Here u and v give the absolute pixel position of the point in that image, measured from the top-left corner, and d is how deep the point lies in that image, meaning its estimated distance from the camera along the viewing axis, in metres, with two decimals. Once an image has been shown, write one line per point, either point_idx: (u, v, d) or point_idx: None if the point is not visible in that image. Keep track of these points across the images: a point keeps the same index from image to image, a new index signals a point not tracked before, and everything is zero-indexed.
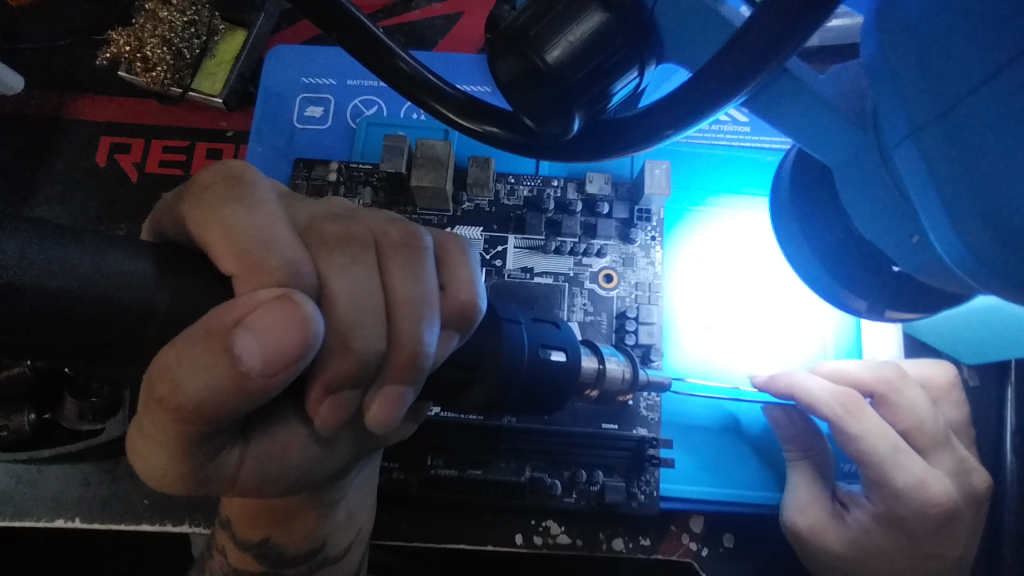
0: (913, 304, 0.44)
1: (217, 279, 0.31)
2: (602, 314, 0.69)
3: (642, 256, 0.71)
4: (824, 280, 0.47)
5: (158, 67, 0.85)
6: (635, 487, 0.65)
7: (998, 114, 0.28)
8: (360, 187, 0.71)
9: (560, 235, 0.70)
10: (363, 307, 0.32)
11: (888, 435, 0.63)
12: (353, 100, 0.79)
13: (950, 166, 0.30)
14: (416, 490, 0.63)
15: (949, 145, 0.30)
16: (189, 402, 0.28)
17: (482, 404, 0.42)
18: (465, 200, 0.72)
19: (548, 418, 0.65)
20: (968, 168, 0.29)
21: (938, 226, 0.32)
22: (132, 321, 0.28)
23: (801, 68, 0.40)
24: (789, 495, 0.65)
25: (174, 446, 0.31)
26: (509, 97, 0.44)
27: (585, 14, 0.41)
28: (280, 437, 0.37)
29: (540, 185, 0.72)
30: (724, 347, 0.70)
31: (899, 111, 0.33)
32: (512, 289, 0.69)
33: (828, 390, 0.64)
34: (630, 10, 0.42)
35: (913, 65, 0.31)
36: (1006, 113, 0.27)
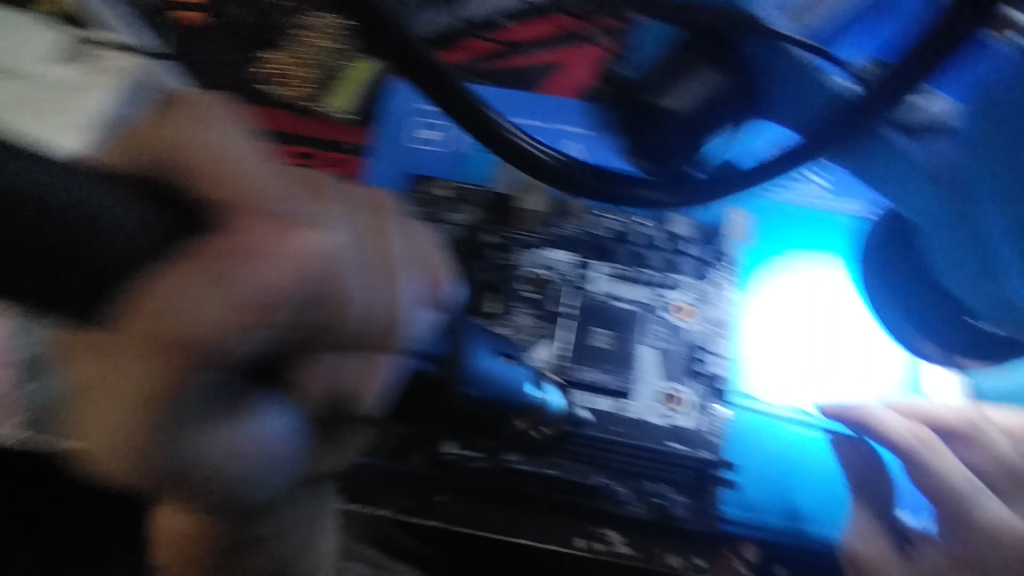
0: (987, 353, 0.61)
1: (189, 202, 0.29)
2: (674, 343, 0.75)
3: (716, 294, 0.77)
4: (906, 328, 0.67)
5: (299, 85, 0.91)
6: (699, 504, 0.69)
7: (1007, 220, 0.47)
8: (461, 205, 0.78)
9: (643, 268, 0.77)
10: (357, 259, 0.34)
11: (965, 473, 0.66)
12: (464, 133, 0.88)
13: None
14: (490, 480, 0.70)
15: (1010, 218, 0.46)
16: (178, 331, 0.26)
17: (164, 455, 0.27)
18: (555, 225, 0.78)
19: (619, 430, 0.72)
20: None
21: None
22: (101, 247, 0.27)
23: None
24: (846, 513, 0.69)
25: (118, 418, 0.27)
26: (634, 130, 0.58)
27: (706, 74, 0.54)
28: (94, 421, 0.27)
29: (626, 220, 0.77)
30: (790, 384, 0.76)
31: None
32: (593, 311, 0.76)
33: (903, 423, 0.70)
34: (745, 74, 0.54)
35: (1006, 156, 0.45)
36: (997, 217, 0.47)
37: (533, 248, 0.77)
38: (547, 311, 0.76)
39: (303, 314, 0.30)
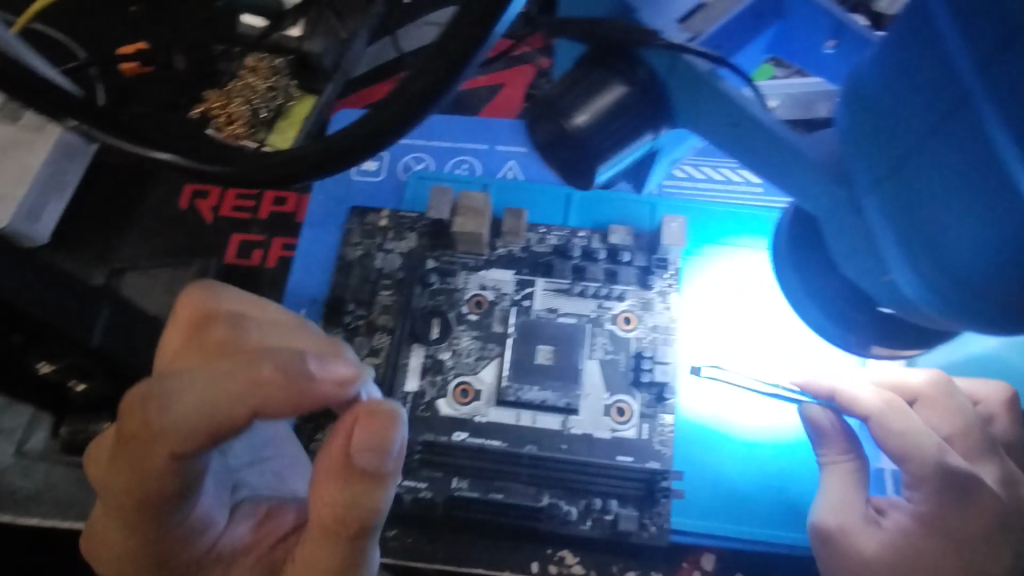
0: (897, 340, 0.48)
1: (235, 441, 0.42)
2: (622, 354, 0.73)
3: (660, 302, 0.75)
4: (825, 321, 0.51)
5: (236, 123, 0.88)
6: (647, 518, 0.67)
7: (942, 165, 0.33)
8: (406, 232, 0.80)
9: (583, 280, 0.76)
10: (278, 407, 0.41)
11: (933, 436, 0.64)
12: (405, 156, 0.87)
13: (904, 218, 0.36)
14: (442, 512, 0.68)
15: (901, 194, 0.36)
16: (166, 423, 0.40)
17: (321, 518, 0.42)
18: (499, 246, 0.79)
19: (567, 446, 0.70)
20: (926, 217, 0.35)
21: (907, 261, 0.36)
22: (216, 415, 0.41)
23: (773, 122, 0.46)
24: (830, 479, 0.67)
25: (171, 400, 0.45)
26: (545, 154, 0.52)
27: (609, 87, 0.49)
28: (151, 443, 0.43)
29: (567, 236, 0.79)
30: (718, 386, 0.73)
31: (865, 167, 0.38)
32: (537, 327, 0.75)
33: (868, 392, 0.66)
34: (648, 87, 0.49)
35: (871, 125, 0.38)
36: (948, 169, 0.32)
37: (478, 270, 0.78)
38: (489, 331, 0.75)
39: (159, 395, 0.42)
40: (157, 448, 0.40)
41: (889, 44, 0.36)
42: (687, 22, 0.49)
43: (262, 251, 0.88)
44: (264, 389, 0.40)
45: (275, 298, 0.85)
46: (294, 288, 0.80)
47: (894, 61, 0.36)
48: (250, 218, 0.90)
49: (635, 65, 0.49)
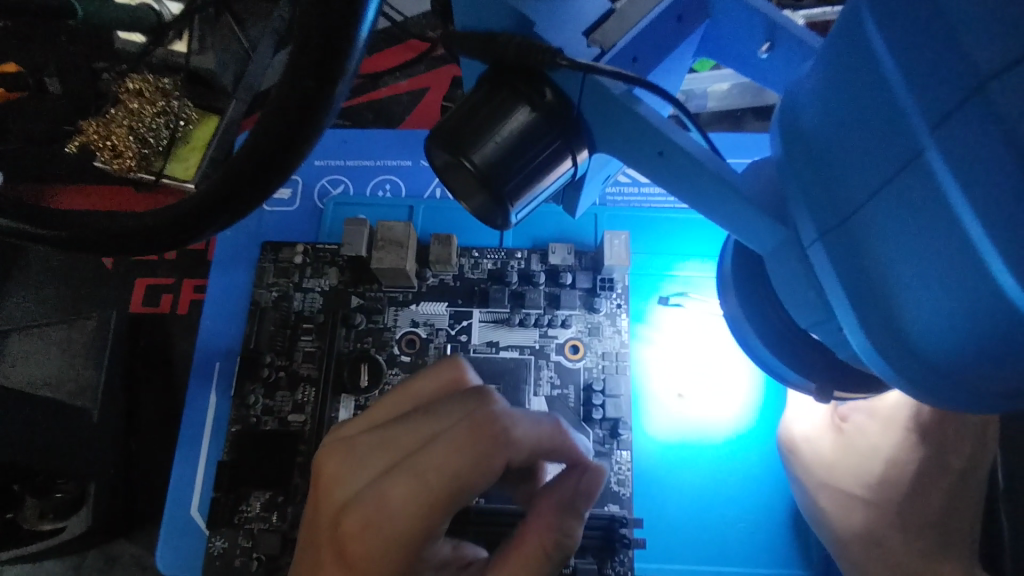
0: (854, 386, 0.41)
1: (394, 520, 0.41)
2: (570, 387, 0.67)
3: (608, 325, 0.69)
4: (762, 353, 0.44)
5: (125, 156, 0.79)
6: (608, 567, 0.61)
7: (898, 217, 0.26)
8: (325, 267, 0.72)
9: (524, 308, 0.69)
10: (453, 475, 0.40)
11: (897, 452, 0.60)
12: (321, 180, 0.78)
13: (853, 277, 0.29)
14: None
15: (848, 252, 0.29)
16: (449, 470, 0.40)
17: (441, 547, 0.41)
18: (429, 276, 0.71)
19: (518, 496, 0.65)
20: (873, 271, 0.28)
21: (853, 322, 0.30)
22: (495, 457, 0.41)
23: (700, 149, 0.40)
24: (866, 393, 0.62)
25: (367, 463, 0.44)
26: (449, 186, 0.46)
27: (511, 114, 0.43)
28: (375, 492, 0.41)
29: (503, 258, 0.72)
30: (690, 417, 0.67)
31: (806, 213, 0.32)
32: (477, 365, 0.68)
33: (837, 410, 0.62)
34: (556, 111, 0.43)
35: (813, 167, 0.31)
36: (907, 217, 0.26)
37: (408, 304, 0.71)
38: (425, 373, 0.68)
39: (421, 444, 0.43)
40: (351, 515, 0.42)
41: (822, 62, 0.30)
42: (595, 33, 0.41)
43: (171, 296, 0.79)
44: (451, 459, 0.40)
45: (189, 349, 0.76)
46: (205, 338, 0.71)
47: (828, 83, 0.29)
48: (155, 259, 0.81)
49: (542, 88, 0.43)
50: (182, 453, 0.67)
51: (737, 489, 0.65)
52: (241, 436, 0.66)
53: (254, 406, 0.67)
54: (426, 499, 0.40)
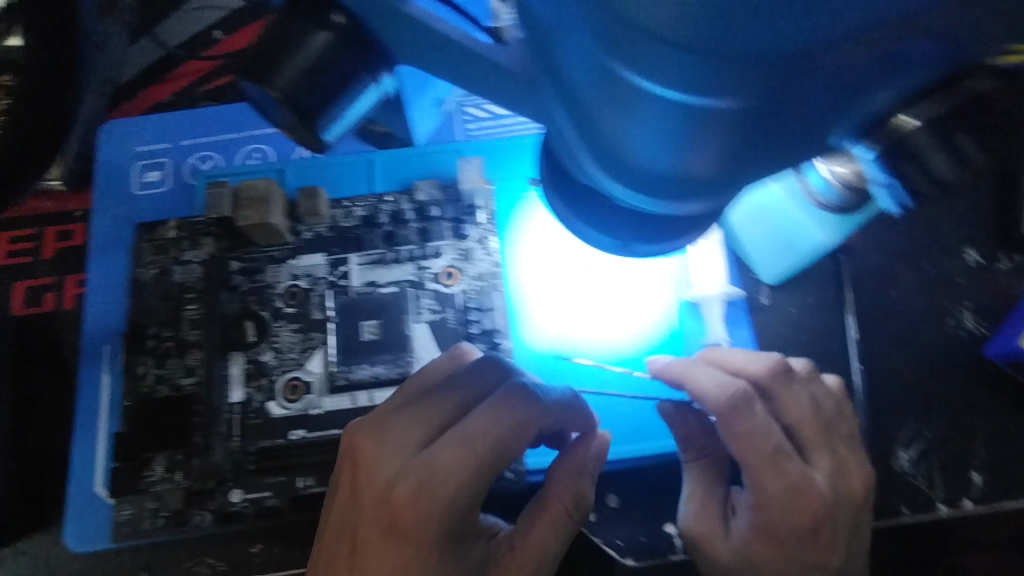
0: (651, 234, 0.45)
1: (441, 494, 0.49)
2: (448, 310, 0.71)
3: (480, 249, 0.73)
4: (575, 222, 0.48)
5: None
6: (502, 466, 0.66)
7: (584, 68, 0.33)
8: (201, 238, 0.73)
9: (397, 246, 0.73)
10: (492, 437, 0.50)
11: (771, 436, 0.59)
12: (190, 158, 0.79)
13: (584, 126, 0.36)
14: (291, 513, 0.65)
15: (573, 107, 0.36)
16: (484, 434, 0.50)
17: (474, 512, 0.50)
18: (304, 231, 0.74)
19: None
20: (589, 116, 0.35)
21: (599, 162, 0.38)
22: (527, 430, 0.52)
23: (463, 34, 0.44)
24: (721, 427, 0.60)
25: (398, 435, 0.52)
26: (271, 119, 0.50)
27: (309, 38, 0.46)
28: (421, 466, 0.49)
29: (374, 204, 0.75)
30: (564, 319, 0.73)
31: (546, 87, 0.39)
32: (359, 305, 0.71)
33: (714, 379, 0.61)
34: (353, 32, 0.46)
35: (535, 48, 0.38)
36: (587, 67, 0.33)
37: (287, 261, 0.73)
38: (310, 320, 0.71)
39: (453, 415, 0.53)
40: (394, 485, 0.49)
41: None
42: None
43: (53, 294, 0.80)
44: (489, 433, 0.50)
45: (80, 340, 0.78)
46: (91, 325, 0.73)
47: None
48: (34, 261, 0.82)
49: (331, 12, 0.46)
50: (78, 437, 0.69)
51: (610, 376, 0.71)
52: (135, 409, 0.67)
53: (146, 378, 0.69)
54: (472, 464, 0.49)
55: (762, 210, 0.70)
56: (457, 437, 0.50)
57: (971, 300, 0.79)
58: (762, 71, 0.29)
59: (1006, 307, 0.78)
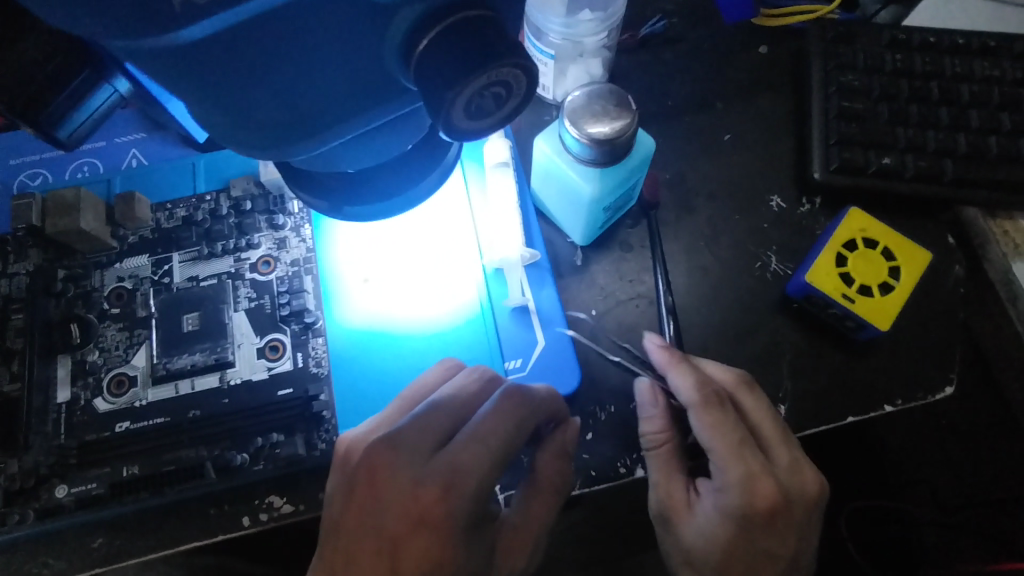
0: (358, 196, 0.51)
1: (490, 458, 0.55)
2: (265, 296, 0.74)
3: (294, 237, 0.77)
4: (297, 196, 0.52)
5: None
6: (315, 437, 0.69)
7: (157, 73, 0.33)
8: (26, 250, 0.76)
9: (215, 241, 0.77)
10: (509, 423, 0.57)
11: (736, 430, 0.64)
12: (20, 176, 0.82)
13: (210, 118, 0.37)
14: (111, 501, 0.66)
15: (196, 111, 0.37)
16: (507, 423, 0.57)
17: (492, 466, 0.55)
18: (126, 235, 0.77)
19: (228, 400, 0.70)
20: (203, 109, 0.36)
21: (254, 141, 0.38)
22: (546, 405, 0.62)
23: None
24: (692, 417, 0.65)
25: (437, 414, 0.58)
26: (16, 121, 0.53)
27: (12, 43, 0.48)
28: (485, 454, 0.55)
29: (194, 204, 0.78)
30: (378, 296, 0.76)
31: None
32: (180, 299, 0.75)
33: (692, 377, 0.66)
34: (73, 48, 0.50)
35: None
36: (156, 71, 0.33)
37: (112, 264, 0.76)
38: (135, 318, 0.74)
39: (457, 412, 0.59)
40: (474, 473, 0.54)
41: None
42: None
43: None
44: (513, 415, 0.58)
45: None
46: None
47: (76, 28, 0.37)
48: None
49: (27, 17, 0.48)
50: None
51: (423, 344, 0.74)
52: None
53: None
54: (488, 453, 0.55)
55: (547, 174, 0.74)
56: (486, 418, 0.57)
57: (780, 243, 0.81)
58: (279, 36, 0.31)
59: (810, 246, 0.80)
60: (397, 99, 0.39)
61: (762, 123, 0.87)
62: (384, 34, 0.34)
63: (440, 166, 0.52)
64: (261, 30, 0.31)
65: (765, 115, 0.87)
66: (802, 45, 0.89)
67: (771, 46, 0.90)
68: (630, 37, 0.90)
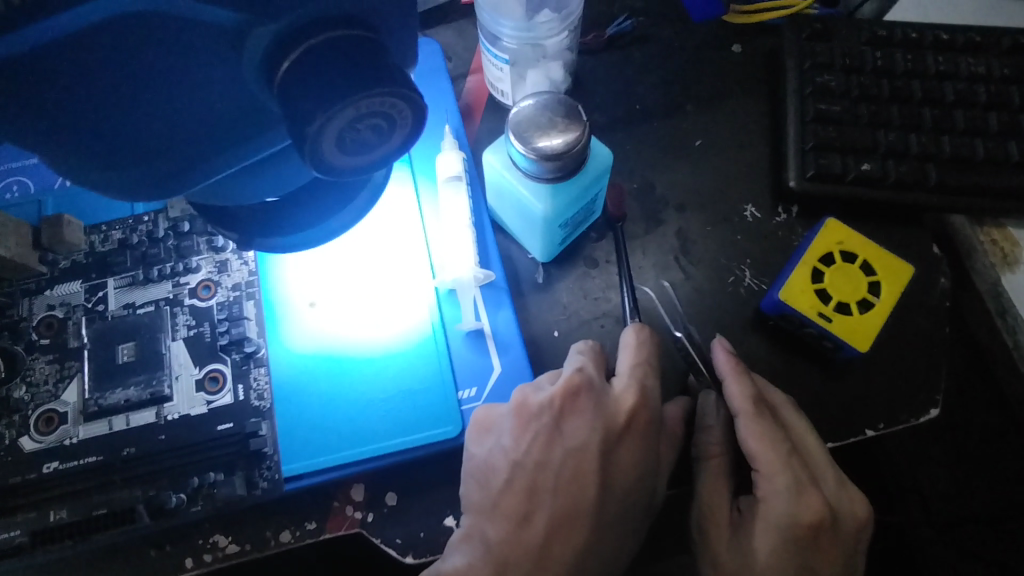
0: (276, 226, 0.47)
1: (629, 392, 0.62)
2: (204, 324, 0.70)
3: (236, 260, 0.72)
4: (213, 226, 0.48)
5: None
6: (257, 475, 0.64)
7: (9, 117, 0.30)
8: None
9: (152, 266, 0.72)
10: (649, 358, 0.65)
11: (784, 445, 0.60)
12: None
13: (93, 157, 0.34)
14: (39, 548, 0.62)
15: (70, 156, 0.33)
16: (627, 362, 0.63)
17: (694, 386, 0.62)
18: (59, 259, 0.73)
19: (166, 436, 0.66)
20: (82, 149, 0.33)
21: (151, 170, 0.35)
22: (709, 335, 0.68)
23: None
24: (740, 425, 0.62)
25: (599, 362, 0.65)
26: None
27: None
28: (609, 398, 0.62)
29: (130, 225, 0.74)
30: (325, 320, 0.71)
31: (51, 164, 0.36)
32: (113, 328, 0.70)
33: (744, 384, 0.63)
34: None
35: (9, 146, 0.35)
36: (8, 113, 0.30)
37: (43, 292, 0.72)
38: (66, 349, 0.70)
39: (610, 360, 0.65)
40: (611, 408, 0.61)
41: None
42: None
43: None
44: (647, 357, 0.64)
45: None
46: None
47: None
48: None
49: None
50: None
51: (373, 372, 0.69)
52: None
53: None
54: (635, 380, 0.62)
55: (501, 192, 0.70)
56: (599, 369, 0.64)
57: (754, 255, 0.76)
58: (136, 51, 0.29)
59: (786, 258, 0.76)
60: (271, 131, 0.37)
61: (734, 126, 0.82)
62: (238, 66, 0.32)
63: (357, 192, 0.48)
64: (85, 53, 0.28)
65: (738, 117, 0.82)
66: (778, 42, 0.85)
67: (745, 43, 0.85)
68: (595, 38, 0.86)
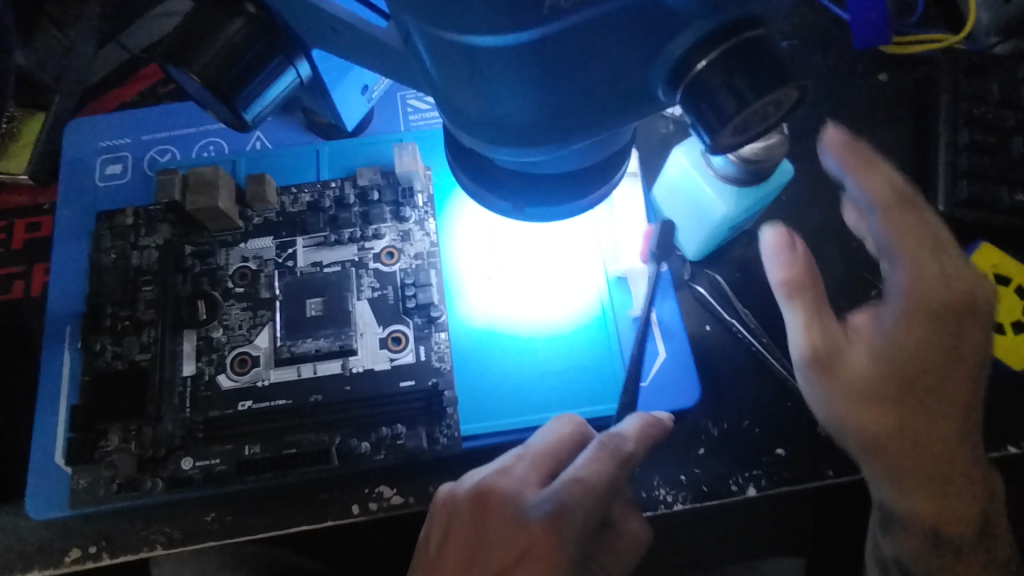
0: (541, 193, 0.51)
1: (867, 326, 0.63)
2: (388, 287, 0.75)
3: (418, 230, 0.77)
4: (471, 187, 0.52)
5: None
6: (437, 432, 0.69)
7: (484, 80, 0.37)
8: (157, 224, 0.78)
9: (340, 229, 0.77)
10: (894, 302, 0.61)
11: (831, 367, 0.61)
12: (149, 151, 0.84)
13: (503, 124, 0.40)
14: (235, 478, 0.68)
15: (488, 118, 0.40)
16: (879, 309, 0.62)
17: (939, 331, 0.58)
18: (253, 216, 0.78)
19: (351, 387, 0.71)
20: (501, 117, 0.39)
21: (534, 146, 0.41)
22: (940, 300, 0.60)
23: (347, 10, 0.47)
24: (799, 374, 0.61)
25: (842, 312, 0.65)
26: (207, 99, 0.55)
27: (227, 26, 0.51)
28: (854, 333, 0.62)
29: (319, 190, 0.79)
30: (500, 295, 0.76)
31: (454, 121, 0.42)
32: (303, 283, 0.76)
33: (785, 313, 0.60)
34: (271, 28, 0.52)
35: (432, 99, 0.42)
36: (484, 77, 0.37)
37: (237, 244, 0.77)
38: (259, 299, 0.75)
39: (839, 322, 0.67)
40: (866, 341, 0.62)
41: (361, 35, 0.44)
42: None
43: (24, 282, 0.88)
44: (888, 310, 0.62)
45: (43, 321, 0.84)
46: (53, 306, 0.77)
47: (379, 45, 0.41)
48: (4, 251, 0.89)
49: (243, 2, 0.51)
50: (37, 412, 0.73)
51: (545, 346, 0.74)
52: (92, 384, 0.72)
53: (101, 354, 0.73)
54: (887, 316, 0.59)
55: (677, 189, 0.75)
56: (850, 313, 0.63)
57: None
58: (600, 40, 0.36)
59: None
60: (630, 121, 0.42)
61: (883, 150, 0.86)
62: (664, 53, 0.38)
63: (616, 173, 0.52)
64: (562, 46, 0.35)
65: (886, 142, 0.86)
66: (927, 73, 0.88)
67: (893, 72, 0.89)
68: None
